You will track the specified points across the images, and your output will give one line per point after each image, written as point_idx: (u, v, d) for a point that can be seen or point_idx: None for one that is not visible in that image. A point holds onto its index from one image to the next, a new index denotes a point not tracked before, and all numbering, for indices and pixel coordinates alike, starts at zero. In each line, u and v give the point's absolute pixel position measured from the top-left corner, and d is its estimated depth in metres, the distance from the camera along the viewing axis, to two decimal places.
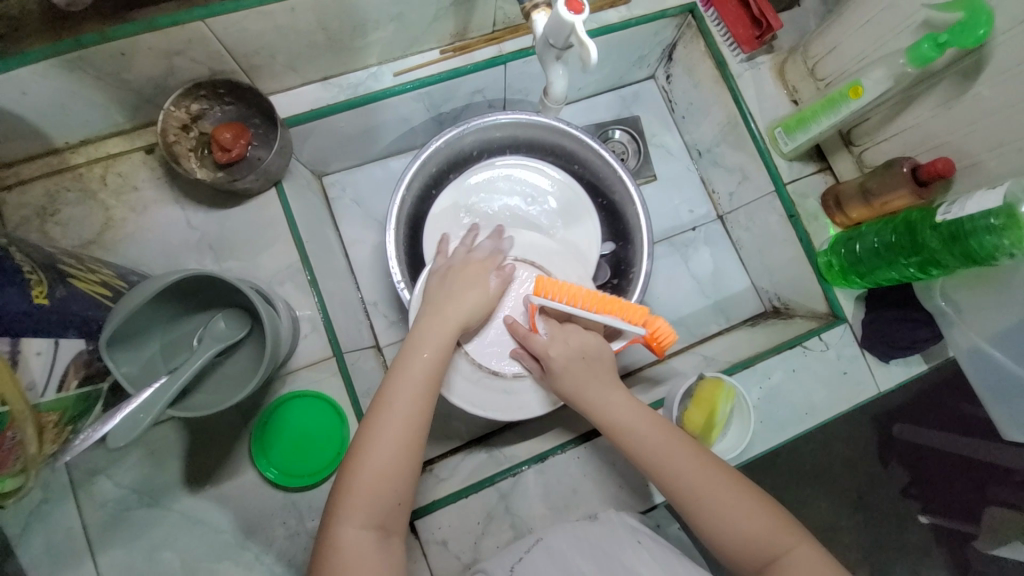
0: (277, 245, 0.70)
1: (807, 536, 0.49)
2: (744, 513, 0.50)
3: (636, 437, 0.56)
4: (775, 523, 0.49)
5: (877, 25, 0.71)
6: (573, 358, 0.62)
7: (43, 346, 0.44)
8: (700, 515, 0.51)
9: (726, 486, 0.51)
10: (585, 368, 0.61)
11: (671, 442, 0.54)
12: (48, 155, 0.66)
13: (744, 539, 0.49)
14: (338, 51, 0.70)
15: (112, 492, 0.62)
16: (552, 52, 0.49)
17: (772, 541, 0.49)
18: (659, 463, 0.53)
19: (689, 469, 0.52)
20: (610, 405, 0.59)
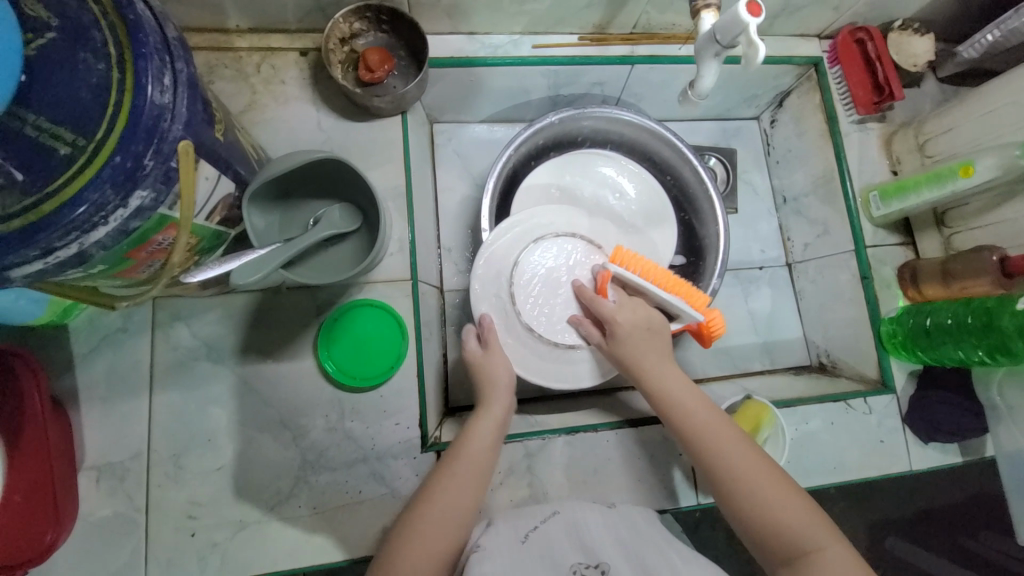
0: (389, 166, 0.75)
1: (842, 540, 0.52)
2: (781, 503, 0.53)
3: (687, 411, 0.60)
4: (811, 520, 0.52)
5: (1000, 116, 0.73)
6: (637, 329, 0.67)
7: (212, 175, 0.47)
8: (735, 495, 0.55)
9: (767, 475, 0.55)
10: (647, 342, 0.66)
11: (718, 423, 0.59)
12: (218, 32, 0.73)
13: (777, 525, 0.52)
14: (494, 10, 0.76)
15: (186, 340, 0.67)
16: (713, 48, 0.53)
17: (806, 536, 0.51)
18: (705, 439, 0.58)
19: (732, 452, 0.56)
20: (665, 379, 0.63)
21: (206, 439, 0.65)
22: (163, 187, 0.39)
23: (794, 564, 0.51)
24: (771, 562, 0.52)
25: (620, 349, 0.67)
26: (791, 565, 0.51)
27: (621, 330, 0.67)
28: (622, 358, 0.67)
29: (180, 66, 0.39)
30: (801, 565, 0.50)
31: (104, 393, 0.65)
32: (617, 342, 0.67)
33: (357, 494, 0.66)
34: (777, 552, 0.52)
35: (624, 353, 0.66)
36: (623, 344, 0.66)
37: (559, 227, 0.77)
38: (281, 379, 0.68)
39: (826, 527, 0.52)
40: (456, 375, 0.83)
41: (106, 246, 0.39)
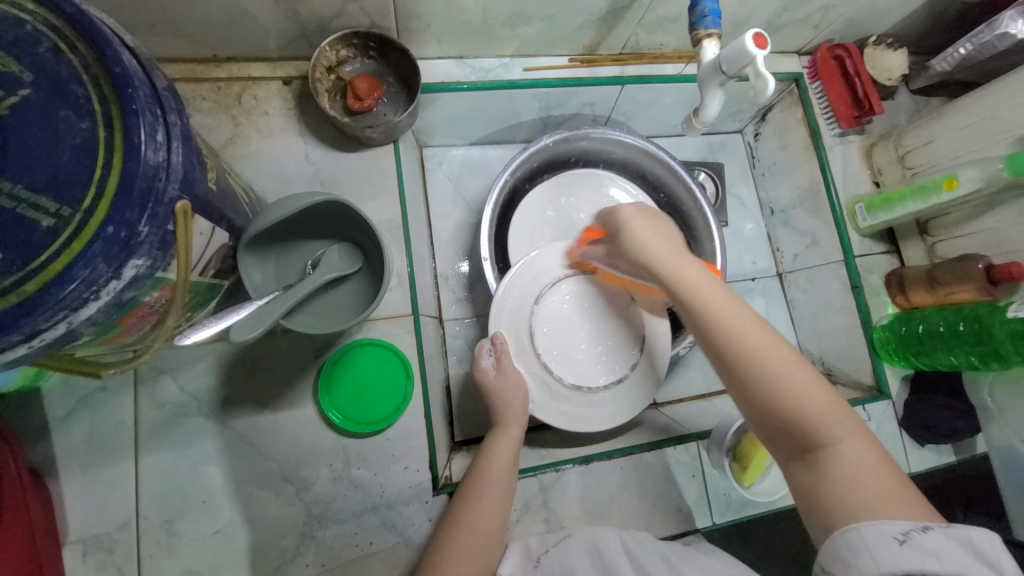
0: (383, 198, 0.73)
1: (865, 436, 0.45)
2: (798, 393, 0.46)
3: (702, 294, 0.51)
4: (830, 412, 0.45)
5: (977, 130, 0.77)
6: (641, 225, 0.58)
7: (207, 229, 0.44)
8: (746, 383, 0.47)
9: (786, 362, 0.47)
10: (654, 231, 0.57)
11: (734, 305, 0.50)
12: (195, 62, 0.69)
13: (793, 415, 0.45)
14: (484, 35, 0.75)
15: (174, 395, 0.63)
16: (718, 78, 0.54)
17: (823, 428, 0.45)
18: (721, 321, 0.49)
19: (746, 339, 0.48)
20: (681, 267, 0.53)
21: (202, 501, 0.61)
22: (159, 253, 0.36)
23: (807, 461, 0.45)
24: (784, 452, 0.47)
25: (633, 245, 0.57)
26: (803, 461, 0.46)
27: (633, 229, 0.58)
28: (632, 249, 0.57)
29: (172, 118, 0.37)
30: (814, 461, 0.45)
31: (85, 459, 0.59)
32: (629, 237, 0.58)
33: (368, 546, 0.63)
34: (788, 442, 0.46)
35: (641, 251, 0.57)
36: (639, 244, 0.57)
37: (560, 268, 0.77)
38: (281, 429, 0.64)
39: (852, 421, 0.45)
40: (461, 408, 0.81)
41: (97, 321, 0.35)
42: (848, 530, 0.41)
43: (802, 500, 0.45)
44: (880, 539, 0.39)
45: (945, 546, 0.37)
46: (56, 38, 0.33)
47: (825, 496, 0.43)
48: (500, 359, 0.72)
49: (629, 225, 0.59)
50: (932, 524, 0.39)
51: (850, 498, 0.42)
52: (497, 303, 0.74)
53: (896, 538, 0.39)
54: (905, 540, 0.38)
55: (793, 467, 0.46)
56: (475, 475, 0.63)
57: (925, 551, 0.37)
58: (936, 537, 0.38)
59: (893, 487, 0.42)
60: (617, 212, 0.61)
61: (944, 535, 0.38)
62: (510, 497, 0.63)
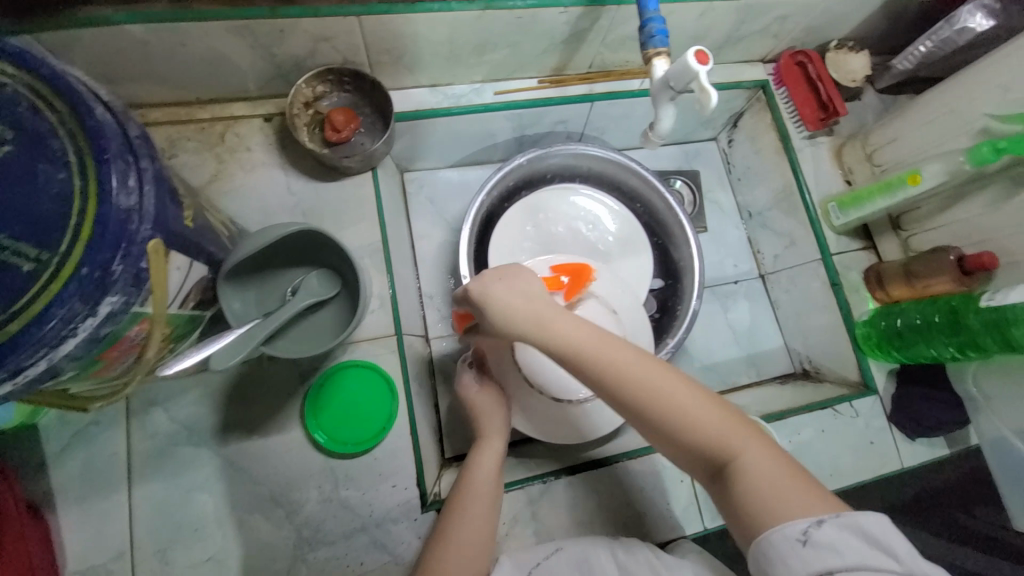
0: (363, 223, 0.76)
1: (759, 436, 0.46)
2: (693, 420, 0.46)
3: (582, 356, 0.47)
4: (725, 425, 0.46)
5: (938, 126, 0.79)
6: (496, 286, 0.51)
7: (185, 263, 0.46)
8: (652, 424, 0.46)
9: (684, 397, 0.46)
10: (511, 287, 0.51)
11: (619, 355, 0.47)
12: (179, 105, 0.73)
13: (696, 441, 0.46)
14: (454, 63, 0.78)
15: (165, 425, 0.65)
16: (668, 93, 0.56)
17: (721, 443, 0.45)
18: (610, 385, 0.47)
19: (644, 386, 0.46)
20: (556, 318, 0.49)
21: (194, 528, 0.62)
22: (134, 289, 0.38)
23: (719, 477, 0.46)
24: (697, 469, 0.48)
25: (484, 298, 0.51)
26: (715, 475, 0.46)
27: (488, 292, 0.51)
28: (499, 322, 0.50)
29: (145, 163, 0.39)
30: (724, 476, 0.46)
31: (80, 492, 0.61)
32: (492, 307, 0.50)
33: (359, 567, 0.64)
34: (698, 463, 0.47)
35: (515, 321, 0.49)
36: (503, 309, 0.49)
37: None
38: (269, 454, 0.66)
39: (742, 426, 0.46)
40: (450, 424, 0.82)
41: (79, 357, 0.37)
42: (760, 541, 0.42)
43: (724, 514, 0.47)
44: (788, 546, 0.41)
45: (840, 537, 0.40)
46: (33, 98, 0.37)
47: (738, 509, 0.44)
48: (483, 378, 0.73)
49: (487, 294, 0.51)
50: (827, 516, 0.41)
51: (759, 508, 0.43)
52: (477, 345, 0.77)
53: (799, 539, 0.41)
54: (806, 540, 0.40)
55: (708, 482, 0.48)
56: (460, 489, 0.64)
57: (824, 547, 0.40)
58: (829, 529, 0.40)
59: (793, 487, 0.43)
60: (468, 284, 0.53)
61: (836, 526, 0.40)
62: (496, 510, 0.64)
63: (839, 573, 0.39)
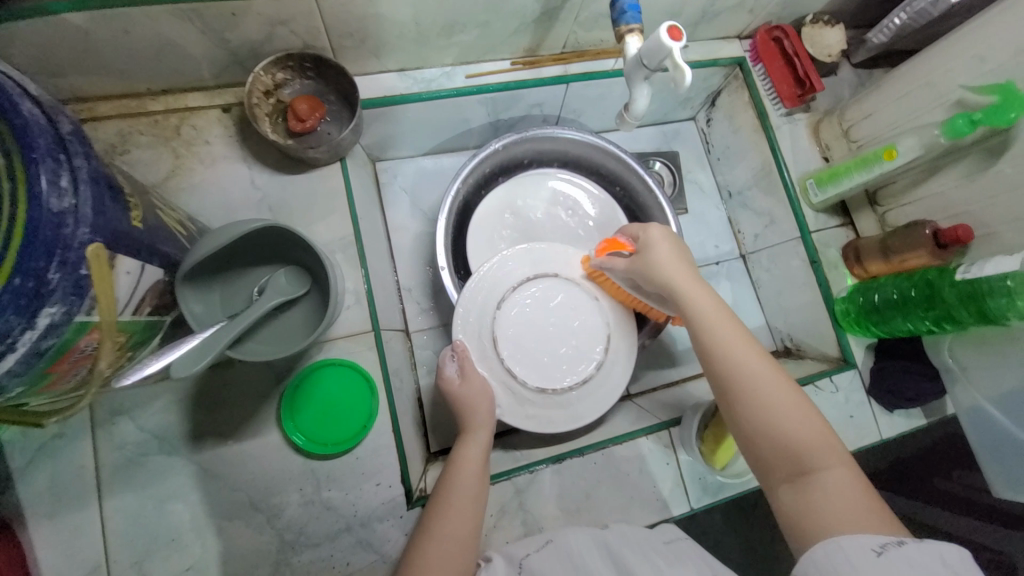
0: (334, 217, 0.73)
1: (851, 465, 0.46)
2: (785, 414, 0.48)
3: (703, 319, 0.55)
4: (817, 437, 0.47)
5: (913, 100, 0.78)
6: (665, 249, 0.62)
7: (135, 266, 0.43)
8: (739, 400, 0.50)
9: (782, 391, 0.49)
10: (679, 260, 0.61)
11: (740, 334, 0.53)
12: (128, 97, 0.68)
13: (784, 437, 0.47)
14: (422, 45, 0.75)
15: (133, 435, 0.62)
16: (642, 72, 0.55)
17: (812, 452, 0.46)
18: (715, 347, 0.53)
19: (747, 363, 0.51)
20: (707, 305, 0.56)
21: (171, 539, 0.60)
22: (75, 298, 0.36)
23: (795, 482, 0.46)
24: (773, 475, 0.48)
25: (654, 263, 0.62)
26: (790, 481, 0.46)
27: (653, 254, 0.62)
28: (648, 271, 0.62)
29: (79, 161, 0.37)
30: (801, 481, 0.46)
31: (45, 509, 0.59)
32: (649, 264, 0.62)
33: (345, 567, 0.63)
34: (775, 464, 0.47)
35: (661, 273, 0.61)
36: (657, 264, 0.61)
37: (520, 274, 0.77)
38: (246, 459, 0.64)
39: (836, 450, 0.46)
40: (434, 418, 0.81)
41: (20, 372, 0.35)
42: (825, 542, 0.41)
43: (790, 524, 0.45)
44: (858, 553, 0.39)
45: (920, 557, 0.38)
46: None
47: (808, 513, 0.44)
48: (464, 371, 0.72)
49: (652, 251, 0.63)
50: (906, 540, 0.39)
51: (834, 517, 0.43)
52: (460, 311, 0.75)
53: (873, 549, 0.39)
54: (882, 551, 0.39)
55: (779, 489, 0.47)
56: (445, 484, 0.63)
57: (902, 561, 0.38)
58: (909, 551, 0.38)
59: (872, 515, 0.42)
60: (643, 234, 0.66)
61: (919, 548, 0.38)
62: (483, 504, 0.63)
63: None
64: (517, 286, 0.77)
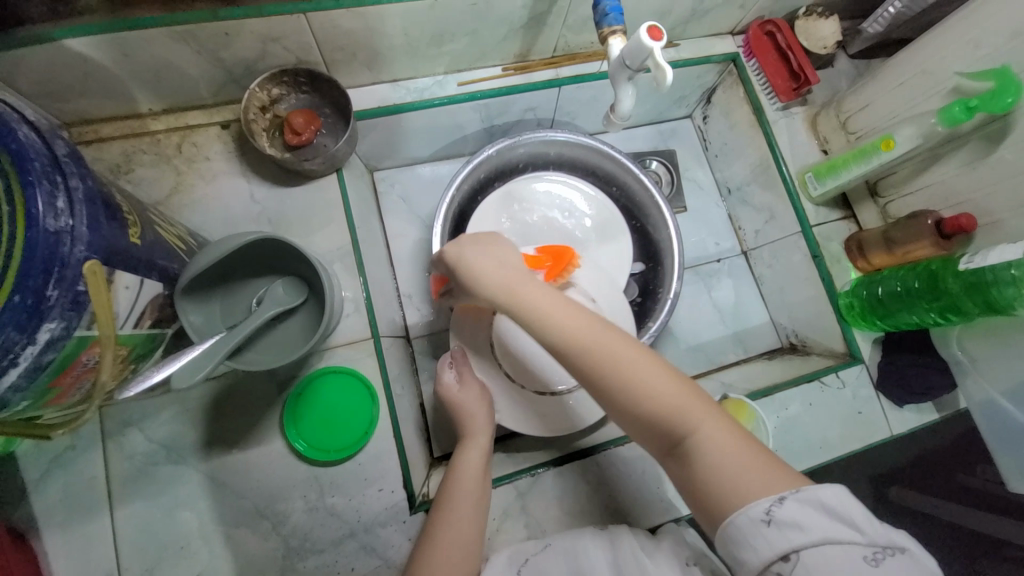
0: (332, 227, 0.74)
1: (718, 412, 0.46)
2: (654, 395, 0.45)
3: (549, 325, 0.48)
4: (684, 402, 0.45)
5: (910, 88, 0.77)
6: (476, 254, 0.55)
7: (133, 281, 0.45)
8: (610, 399, 0.47)
9: (644, 372, 0.46)
10: (491, 257, 0.55)
11: (583, 325, 0.48)
12: (132, 118, 0.71)
13: (654, 419, 0.45)
14: (413, 56, 0.76)
15: (142, 446, 0.64)
16: (625, 72, 0.55)
17: (679, 422, 0.45)
18: (568, 353, 0.48)
19: (607, 359, 0.46)
20: (536, 299, 0.50)
21: (180, 547, 0.62)
22: (73, 313, 0.37)
23: (676, 455, 0.46)
24: (657, 450, 0.48)
25: (472, 275, 0.54)
26: (674, 455, 0.46)
27: (469, 262, 0.55)
28: (472, 284, 0.54)
29: (75, 182, 0.38)
30: (681, 454, 0.45)
31: (60, 518, 0.60)
32: (467, 263, 0.55)
33: (350, 572, 0.63)
34: (657, 443, 0.47)
35: (477, 279, 0.54)
36: (479, 276, 0.53)
37: None
38: (251, 467, 0.65)
39: (702, 406, 0.46)
40: (436, 423, 0.82)
41: (21, 387, 0.37)
42: (723, 524, 0.42)
43: (686, 495, 0.46)
44: (751, 527, 0.41)
45: (802, 514, 0.40)
46: None
47: (698, 486, 0.44)
48: (463, 377, 0.73)
49: (463, 257, 0.56)
50: (787, 492, 0.41)
51: (720, 489, 0.43)
52: (456, 322, 0.78)
53: (761, 520, 0.40)
54: (769, 519, 0.40)
55: (669, 463, 0.47)
56: (447, 488, 0.64)
57: (787, 525, 0.40)
58: (791, 507, 0.40)
59: (750, 467, 0.43)
60: (450, 246, 0.59)
61: (800, 503, 0.40)
62: (485, 508, 0.64)
63: (801, 553, 0.39)
64: None
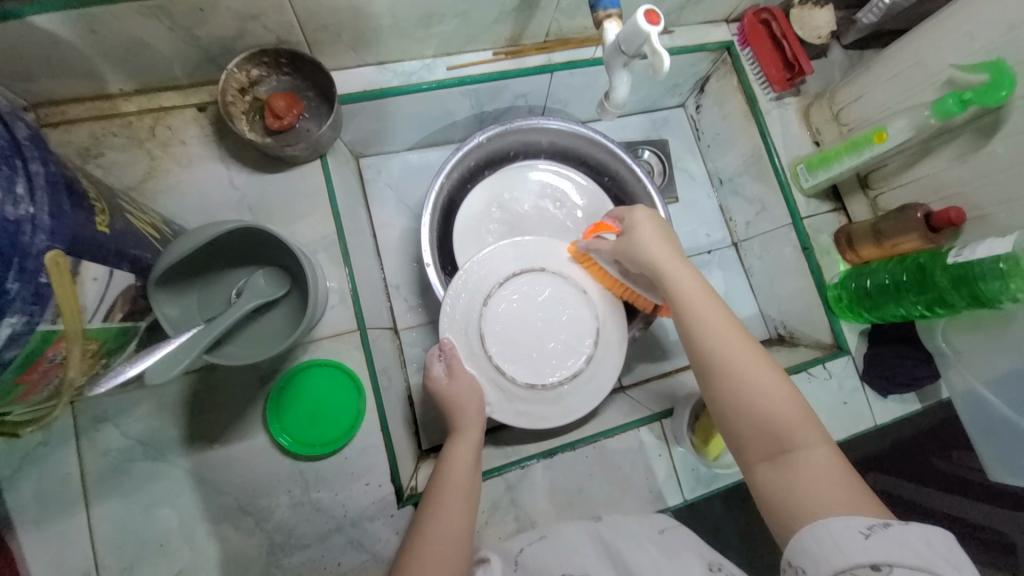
0: (316, 215, 0.72)
1: (831, 444, 0.48)
2: (771, 395, 0.50)
3: (688, 302, 0.57)
4: (796, 413, 0.49)
5: (903, 81, 0.77)
6: (649, 229, 0.65)
7: (100, 272, 0.43)
8: (727, 381, 0.52)
9: (765, 369, 0.51)
10: (659, 240, 0.64)
11: (721, 314, 0.56)
12: (100, 99, 0.67)
13: (765, 414, 0.49)
14: (400, 37, 0.73)
15: (118, 441, 0.61)
16: (621, 58, 0.53)
17: (791, 428, 0.48)
18: (702, 327, 0.55)
19: (734, 347, 0.53)
20: (685, 279, 0.59)
21: (160, 544, 0.60)
22: (35, 307, 0.35)
23: (776, 461, 0.48)
24: (755, 455, 0.49)
25: (636, 246, 0.64)
26: (772, 460, 0.48)
27: (638, 233, 0.65)
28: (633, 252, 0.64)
29: (35, 167, 0.36)
30: (781, 459, 0.48)
31: (32, 517, 0.58)
32: (636, 247, 0.64)
33: (337, 568, 0.62)
34: (760, 445, 0.49)
35: (642, 252, 0.63)
36: (644, 248, 0.63)
37: (501, 272, 0.77)
38: (234, 462, 0.63)
39: (815, 427, 0.48)
40: (425, 416, 0.81)
41: None
42: (812, 526, 0.42)
43: (772, 503, 0.47)
44: (845, 535, 0.40)
45: (909, 539, 0.39)
46: None
47: (793, 491, 0.45)
48: (452, 371, 0.72)
49: (637, 228, 0.65)
50: (894, 522, 0.41)
51: (816, 497, 0.44)
52: (446, 308, 0.74)
53: (860, 532, 0.40)
54: (869, 533, 0.40)
55: (760, 469, 0.49)
56: (437, 482, 0.63)
57: (890, 542, 0.39)
58: (896, 532, 0.40)
59: (854, 495, 0.44)
60: (627, 214, 0.68)
61: (908, 529, 0.39)
62: (475, 502, 0.63)
63: (896, 569, 0.38)
64: (502, 282, 0.76)
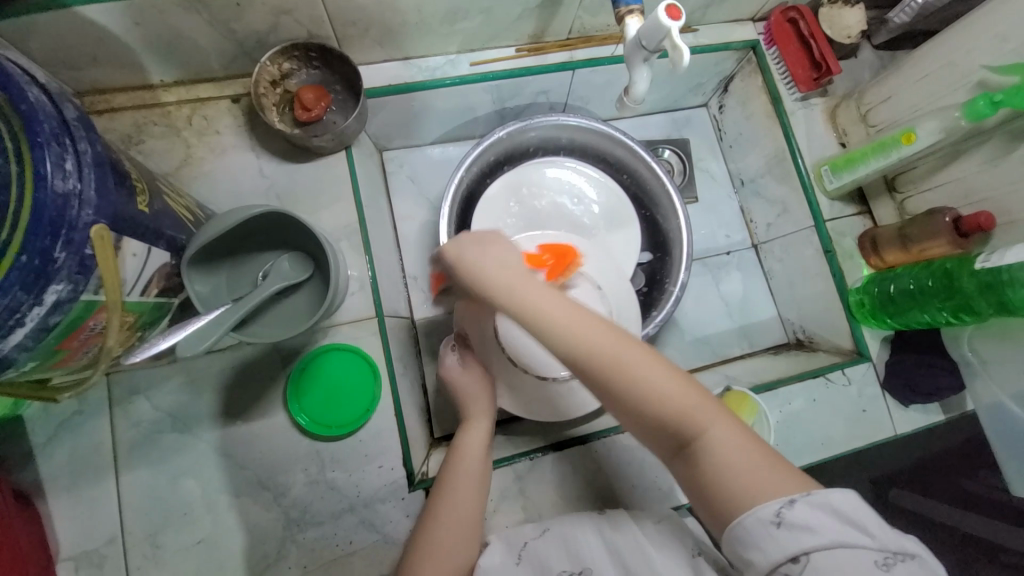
0: (339, 204, 0.74)
1: (726, 416, 0.46)
2: (662, 399, 0.45)
3: (552, 324, 0.45)
4: (691, 401, 0.45)
5: (935, 81, 0.75)
6: (467, 241, 0.51)
7: (140, 249, 0.45)
8: (613, 396, 0.45)
9: (649, 369, 0.45)
10: (485, 247, 0.50)
11: (586, 323, 0.45)
12: (143, 89, 0.71)
13: (660, 416, 0.45)
14: (425, 33, 0.75)
15: (149, 414, 0.65)
16: (640, 53, 0.54)
17: (685, 421, 0.45)
18: (577, 353, 0.45)
19: (615, 359, 0.45)
20: (528, 294, 0.47)
21: (183, 513, 0.63)
22: (80, 277, 0.38)
23: (684, 455, 0.46)
24: (662, 448, 0.47)
25: (463, 261, 0.50)
26: (682, 454, 0.46)
27: (473, 259, 0.50)
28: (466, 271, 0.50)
29: (83, 147, 0.38)
30: (689, 454, 0.45)
31: (68, 480, 0.62)
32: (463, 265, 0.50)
33: (348, 546, 0.64)
34: (665, 441, 0.46)
35: (471, 270, 0.49)
36: (476, 267, 0.49)
37: None
38: (255, 438, 0.66)
39: (708, 404, 0.45)
40: (438, 404, 0.83)
41: (29, 346, 0.37)
42: (734, 525, 0.43)
43: (691, 494, 0.46)
44: (762, 529, 0.41)
45: (814, 516, 0.40)
46: None
47: (706, 486, 0.44)
48: (465, 360, 0.73)
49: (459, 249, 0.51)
50: (798, 495, 0.41)
51: (730, 490, 0.43)
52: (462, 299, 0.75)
53: (772, 522, 0.41)
54: (779, 521, 0.41)
55: (675, 463, 0.47)
56: (447, 468, 0.64)
57: (798, 527, 0.40)
58: (802, 508, 0.41)
59: (762, 471, 0.43)
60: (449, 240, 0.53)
61: (810, 505, 0.41)
62: (484, 490, 0.64)
63: (812, 554, 0.39)
64: None
